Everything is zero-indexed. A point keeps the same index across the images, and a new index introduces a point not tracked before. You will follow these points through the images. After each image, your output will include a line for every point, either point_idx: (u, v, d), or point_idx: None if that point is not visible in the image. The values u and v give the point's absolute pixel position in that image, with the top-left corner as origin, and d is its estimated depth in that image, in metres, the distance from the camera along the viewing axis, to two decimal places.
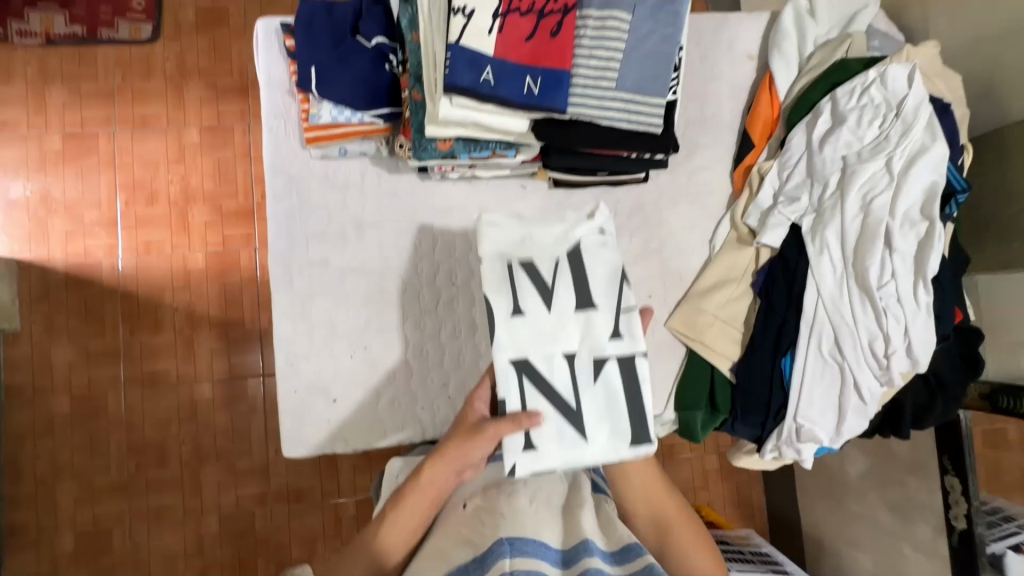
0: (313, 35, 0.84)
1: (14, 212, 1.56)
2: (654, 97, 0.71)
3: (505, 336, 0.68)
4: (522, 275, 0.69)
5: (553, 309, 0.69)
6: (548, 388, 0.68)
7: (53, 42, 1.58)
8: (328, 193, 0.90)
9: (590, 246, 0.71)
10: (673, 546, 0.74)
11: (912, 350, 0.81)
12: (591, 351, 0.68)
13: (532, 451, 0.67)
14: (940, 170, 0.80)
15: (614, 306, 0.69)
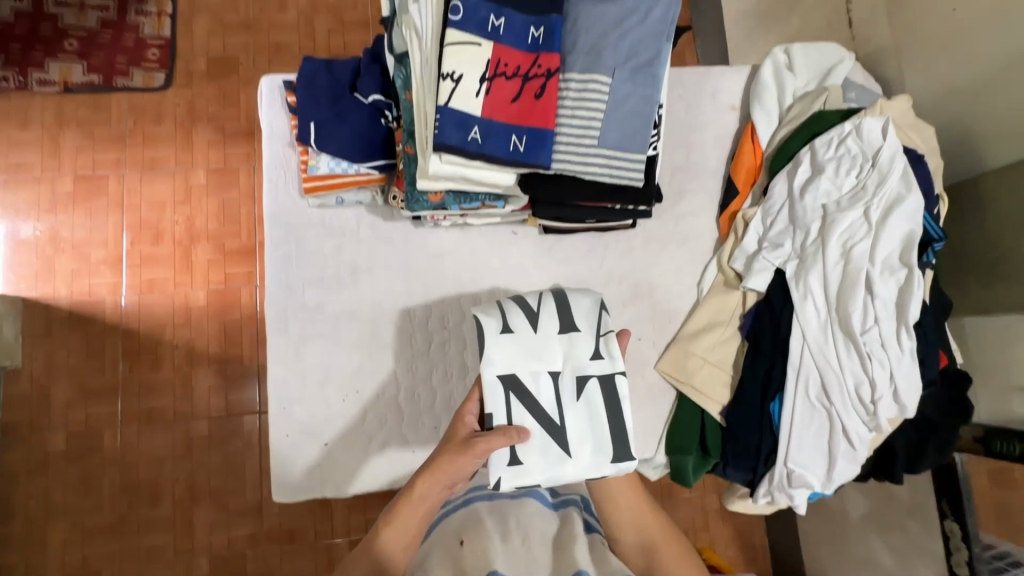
0: (314, 92, 0.90)
1: (23, 251, 1.60)
2: (635, 153, 0.74)
3: (494, 354, 0.74)
4: (511, 304, 0.77)
5: (539, 330, 0.76)
6: (532, 403, 0.73)
7: (70, 90, 1.66)
8: (324, 239, 0.94)
9: (573, 280, 0.80)
10: (662, 564, 0.76)
11: (899, 395, 0.81)
12: (574, 371, 0.75)
13: (517, 465, 0.71)
14: (916, 219, 0.82)
15: (594, 330, 0.76)
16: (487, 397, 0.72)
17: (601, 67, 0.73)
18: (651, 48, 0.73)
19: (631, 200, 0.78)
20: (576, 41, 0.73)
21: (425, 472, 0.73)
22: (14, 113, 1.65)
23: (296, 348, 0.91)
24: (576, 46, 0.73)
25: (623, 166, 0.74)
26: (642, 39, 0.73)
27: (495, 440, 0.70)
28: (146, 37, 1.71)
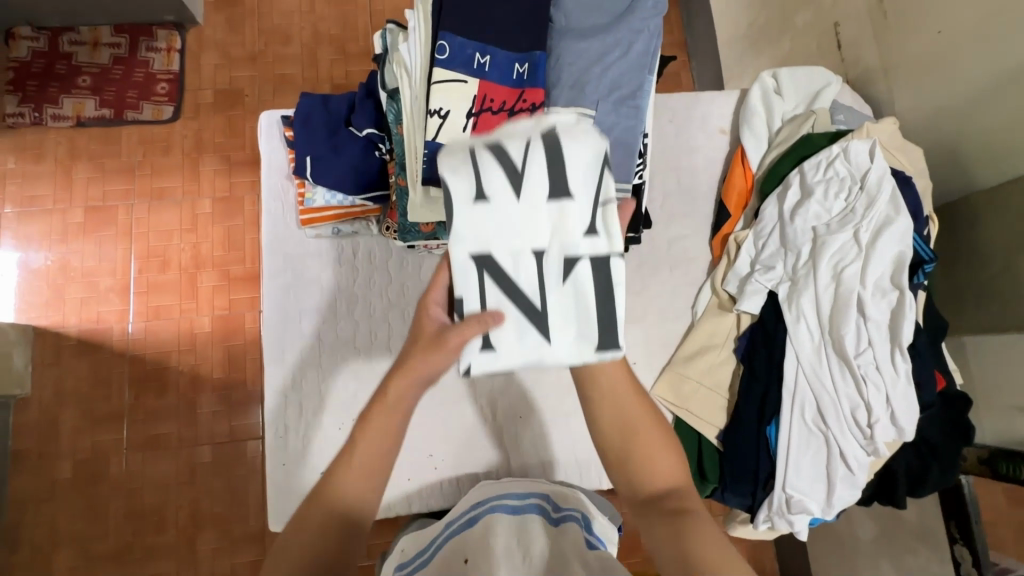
0: (310, 126, 0.93)
1: (35, 280, 1.64)
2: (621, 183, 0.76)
3: (464, 229, 0.61)
4: (488, 158, 0.60)
5: (521, 197, 0.60)
6: (508, 282, 0.62)
7: (83, 124, 1.72)
8: (322, 268, 0.96)
9: (569, 131, 0.60)
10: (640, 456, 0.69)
11: (896, 419, 0.80)
12: (561, 250, 0.62)
13: (491, 352, 0.63)
14: (905, 240, 0.83)
15: (592, 197, 0.61)
16: (456, 280, 0.62)
17: (585, 101, 0.75)
18: (632, 82, 0.75)
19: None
20: (560, 75, 0.74)
21: (396, 374, 0.66)
22: (29, 147, 1.71)
23: (295, 376, 0.92)
24: (560, 80, 0.74)
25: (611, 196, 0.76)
26: (624, 73, 0.75)
27: (466, 328, 0.62)
28: (155, 72, 1.77)
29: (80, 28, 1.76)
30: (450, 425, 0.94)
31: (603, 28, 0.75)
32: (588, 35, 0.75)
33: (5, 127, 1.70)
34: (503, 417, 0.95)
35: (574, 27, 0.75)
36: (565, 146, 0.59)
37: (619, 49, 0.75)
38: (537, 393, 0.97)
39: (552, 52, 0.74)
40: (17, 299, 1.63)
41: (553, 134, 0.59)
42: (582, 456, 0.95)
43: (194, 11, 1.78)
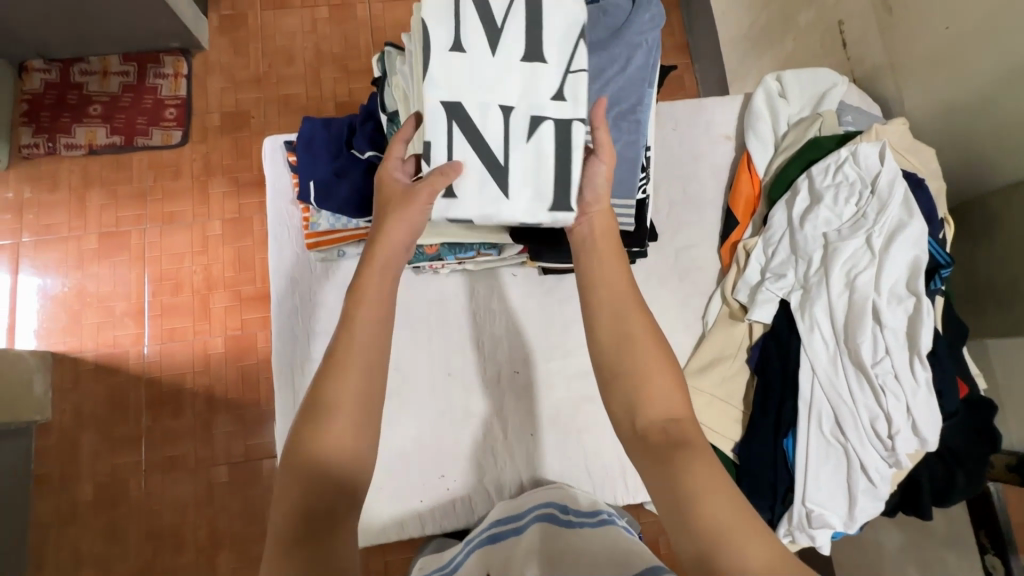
0: (312, 151, 0.93)
1: (53, 306, 1.67)
2: (621, 199, 0.76)
3: (439, 72, 0.65)
4: (470, 8, 0.66)
5: (497, 54, 0.66)
6: (475, 134, 0.66)
7: (95, 151, 1.76)
8: (328, 290, 0.96)
9: (550, 1, 0.68)
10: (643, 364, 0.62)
11: (918, 429, 0.78)
12: (527, 110, 0.66)
13: (452, 199, 0.66)
14: (920, 245, 0.80)
15: (563, 65, 0.67)
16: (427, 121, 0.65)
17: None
18: (630, 98, 0.75)
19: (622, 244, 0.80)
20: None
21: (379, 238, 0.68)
22: (44, 176, 1.74)
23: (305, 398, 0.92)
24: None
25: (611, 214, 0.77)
26: (623, 88, 0.74)
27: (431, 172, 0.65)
28: (164, 97, 1.80)
29: (90, 59, 1.80)
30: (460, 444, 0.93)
31: (600, 44, 0.74)
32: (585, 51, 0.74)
33: (20, 158, 1.74)
34: (513, 434, 0.94)
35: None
36: (544, 9, 0.67)
37: (617, 64, 0.74)
38: (547, 409, 0.95)
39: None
40: (35, 325, 1.66)
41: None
42: (597, 473, 0.94)
43: (199, 36, 1.80)
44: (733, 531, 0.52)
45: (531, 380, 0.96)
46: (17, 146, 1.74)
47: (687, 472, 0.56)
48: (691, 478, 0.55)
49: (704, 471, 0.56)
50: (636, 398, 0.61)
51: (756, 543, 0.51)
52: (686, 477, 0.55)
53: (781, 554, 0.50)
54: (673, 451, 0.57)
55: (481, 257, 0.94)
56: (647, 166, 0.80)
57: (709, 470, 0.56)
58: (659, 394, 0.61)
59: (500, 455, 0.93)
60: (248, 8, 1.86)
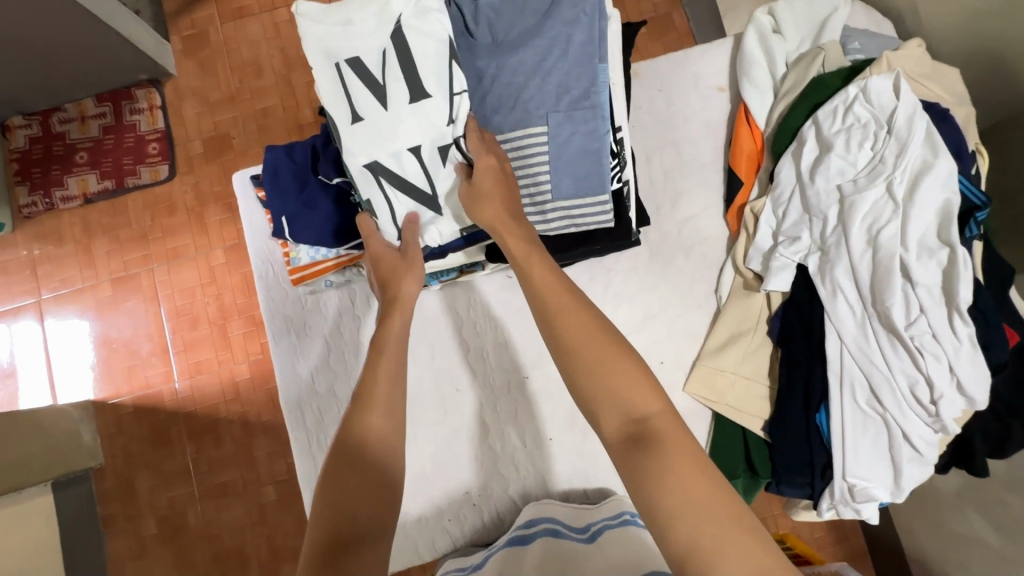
0: (280, 184, 0.89)
1: (75, 345, 1.57)
2: (592, 197, 0.78)
3: (352, 142, 0.75)
4: (350, 73, 0.74)
5: (389, 106, 0.74)
6: (399, 181, 0.76)
7: (91, 201, 1.60)
8: (324, 323, 0.93)
9: (410, 20, 0.73)
10: (574, 347, 0.62)
11: (964, 389, 0.71)
12: (428, 142, 0.75)
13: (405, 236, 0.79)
14: (950, 186, 0.71)
15: (446, 93, 0.74)
16: (358, 184, 0.76)
17: (534, 119, 0.77)
18: (584, 81, 0.76)
19: (604, 238, 0.82)
20: (502, 91, 0.76)
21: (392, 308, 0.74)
22: (48, 233, 1.60)
23: (320, 436, 0.91)
24: (502, 99, 0.77)
25: (588, 216, 0.79)
26: (569, 72, 0.76)
27: (404, 233, 0.78)
28: (144, 133, 1.62)
29: (65, 105, 1.62)
30: (479, 459, 0.91)
31: (532, 33, 0.76)
32: (519, 45, 0.76)
33: (22, 218, 1.61)
34: (530, 441, 0.91)
35: (504, 40, 0.76)
36: (409, 41, 0.73)
37: (555, 48, 0.76)
38: (563, 410, 0.92)
39: (481, 71, 0.77)
40: (73, 368, 1.57)
41: (397, 30, 0.73)
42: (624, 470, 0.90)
43: (164, 63, 1.59)
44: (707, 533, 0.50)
45: (540, 382, 0.92)
46: (16, 208, 1.61)
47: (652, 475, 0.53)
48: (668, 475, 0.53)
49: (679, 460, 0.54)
50: (600, 400, 0.60)
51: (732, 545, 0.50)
52: (657, 477, 0.53)
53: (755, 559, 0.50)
54: (633, 445, 0.56)
55: (465, 273, 0.92)
56: (619, 151, 0.81)
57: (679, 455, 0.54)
58: (630, 394, 0.59)
59: (519, 460, 0.91)
60: (208, 25, 1.63)
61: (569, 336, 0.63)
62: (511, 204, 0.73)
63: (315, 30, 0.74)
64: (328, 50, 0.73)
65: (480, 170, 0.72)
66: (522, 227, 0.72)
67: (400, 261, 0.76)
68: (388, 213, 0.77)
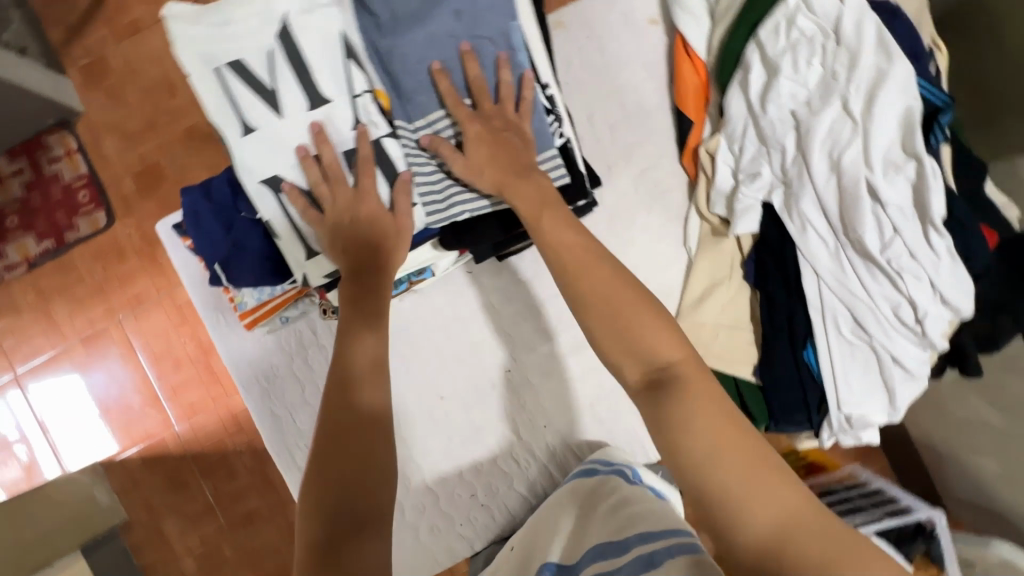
0: (203, 228, 0.81)
1: (66, 409, 1.46)
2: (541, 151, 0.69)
3: (249, 160, 0.66)
4: (234, 77, 0.64)
5: (285, 115, 0.65)
6: (296, 192, 0.66)
7: (36, 265, 1.49)
8: (290, 360, 0.89)
9: (298, 20, 0.64)
10: (610, 307, 0.57)
11: (948, 302, 0.68)
12: (338, 148, 0.66)
13: (317, 257, 0.69)
14: (910, 91, 0.66)
15: (348, 93, 0.66)
16: (255, 203, 0.66)
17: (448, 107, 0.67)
18: (495, 62, 0.67)
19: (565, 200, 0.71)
20: (402, 82, 0.66)
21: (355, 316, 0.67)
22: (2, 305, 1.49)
23: None
24: None
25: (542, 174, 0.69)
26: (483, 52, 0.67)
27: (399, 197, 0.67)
28: (70, 182, 1.49)
29: None
30: (479, 460, 0.90)
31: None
32: (424, 16, 0.65)
33: None
34: (525, 432, 0.89)
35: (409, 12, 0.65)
36: (298, 36, 0.64)
37: (464, 12, 0.66)
38: (555, 395, 0.90)
39: (389, 51, 0.66)
40: (66, 433, 1.46)
41: (283, 30, 0.64)
42: (624, 437, 0.90)
43: (68, 101, 1.44)
44: (747, 500, 0.47)
45: (523, 372, 0.90)
46: None
47: (686, 437, 0.50)
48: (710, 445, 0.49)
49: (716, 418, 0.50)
50: (626, 351, 0.56)
51: (783, 483, 0.48)
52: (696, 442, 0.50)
53: (773, 526, 0.45)
54: (665, 405, 0.52)
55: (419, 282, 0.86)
56: (552, 107, 0.70)
57: (711, 412, 0.51)
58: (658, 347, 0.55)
59: (519, 453, 0.90)
60: (102, 48, 1.46)
61: (588, 291, 0.58)
62: (519, 159, 0.65)
63: (191, 34, 0.63)
64: (206, 57, 0.64)
65: (477, 138, 0.65)
66: (530, 181, 0.64)
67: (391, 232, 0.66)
68: (294, 231, 0.68)
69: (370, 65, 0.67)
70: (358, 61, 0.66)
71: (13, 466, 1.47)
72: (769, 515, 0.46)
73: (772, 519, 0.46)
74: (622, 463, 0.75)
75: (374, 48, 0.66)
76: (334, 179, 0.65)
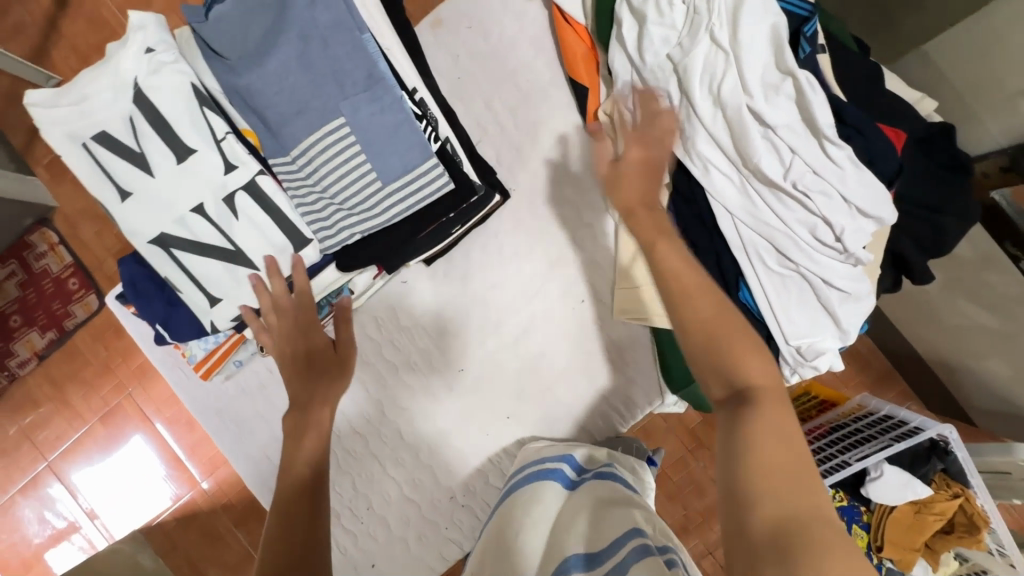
0: (141, 292, 0.84)
1: (99, 488, 1.39)
2: (420, 164, 0.64)
3: (131, 223, 0.64)
4: (103, 151, 0.63)
5: (154, 171, 0.63)
6: (189, 246, 0.65)
7: (45, 356, 1.40)
8: (253, 401, 0.92)
9: (148, 79, 0.63)
10: (703, 322, 0.58)
11: (868, 214, 0.66)
12: (217, 194, 0.64)
13: (220, 302, 0.67)
14: (771, 11, 0.66)
15: (211, 139, 0.63)
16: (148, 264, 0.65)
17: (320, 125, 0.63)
18: (350, 58, 0.62)
19: (451, 206, 0.67)
20: (265, 115, 0.63)
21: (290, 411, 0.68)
22: None
23: None
24: None
25: (425, 184, 0.64)
26: (337, 58, 0.62)
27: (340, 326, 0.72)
28: (58, 274, 1.39)
29: None
30: (453, 462, 0.90)
31: (274, 27, 0.62)
32: (269, 44, 0.62)
33: None
34: (489, 427, 0.90)
35: (250, 45, 0.62)
36: (150, 95, 0.63)
37: (309, 36, 0.62)
38: (514, 385, 0.89)
39: (246, 89, 0.62)
40: (123, 498, 1.39)
41: (136, 92, 0.63)
42: (588, 411, 0.89)
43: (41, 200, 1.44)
44: (776, 501, 0.47)
45: (477, 367, 0.90)
46: None
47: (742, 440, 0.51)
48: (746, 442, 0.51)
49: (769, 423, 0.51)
50: (705, 363, 0.57)
51: (815, 501, 0.47)
52: (738, 442, 0.51)
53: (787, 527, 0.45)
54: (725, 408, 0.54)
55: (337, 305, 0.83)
56: (423, 111, 0.67)
57: (766, 420, 0.52)
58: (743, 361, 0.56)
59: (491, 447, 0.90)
60: None
61: (686, 311, 0.58)
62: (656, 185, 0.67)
63: (59, 126, 0.64)
64: (73, 130, 0.63)
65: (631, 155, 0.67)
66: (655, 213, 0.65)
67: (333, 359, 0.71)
68: (193, 284, 0.66)
69: (231, 106, 0.65)
70: (216, 107, 0.65)
71: (84, 550, 1.38)
72: (786, 513, 0.46)
73: (783, 516, 0.46)
74: (559, 457, 0.78)
75: (230, 87, 0.63)
76: (244, 238, 0.65)
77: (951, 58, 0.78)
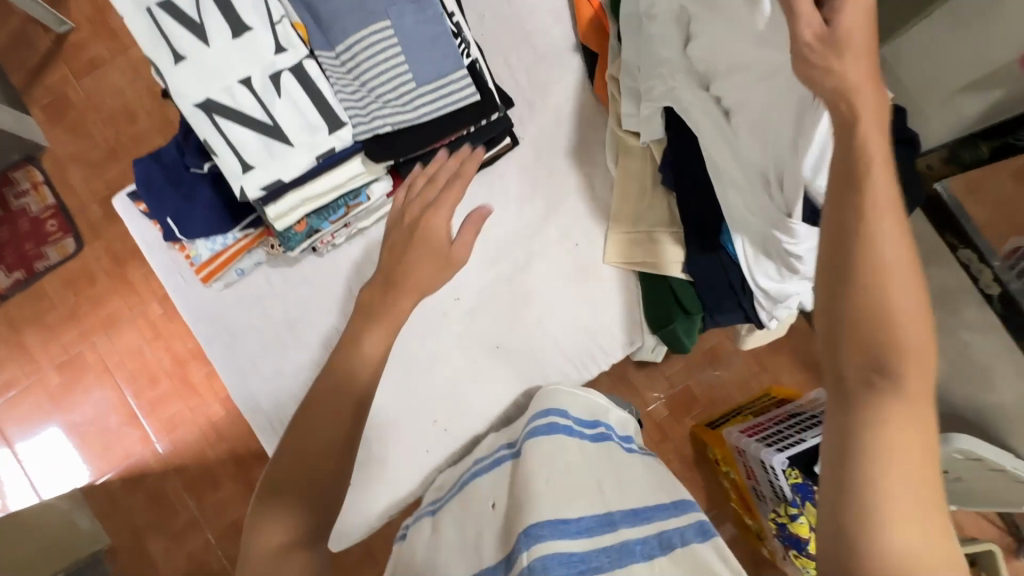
0: (155, 190, 0.88)
1: (37, 449, 1.33)
2: (453, 74, 0.73)
3: (181, 85, 0.70)
4: (166, 18, 0.68)
5: (210, 42, 0.70)
6: (234, 114, 0.71)
7: (7, 298, 1.35)
8: (249, 311, 0.93)
9: None
10: (880, 292, 0.47)
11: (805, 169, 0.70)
12: (266, 70, 0.71)
13: (253, 170, 0.72)
14: None
15: (268, 21, 0.71)
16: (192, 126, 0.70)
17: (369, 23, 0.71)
18: None
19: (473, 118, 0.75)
20: (320, 10, 0.72)
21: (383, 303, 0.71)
22: None
23: (278, 420, 0.91)
24: None
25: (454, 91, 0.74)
26: None
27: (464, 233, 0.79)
28: (38, 214, 1.38)
29: None
30: (440, 391, 0.93)
31: None
32: None
33: None
34: (479, 356, 0.94)
35: None
36: None
37: None
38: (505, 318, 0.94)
39: None
40: (58, 466, 1.33)
41: None
42: (574, 349, 0.95)
43: None
44: (902, 527, 0.43)
45: (473, 299, 0.94)
46: None
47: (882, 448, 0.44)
48: (881, 458, 0.44)
49: (912, 441, 0.45)
50: (860, 338, 0.47)
51: (934, 532, 0.43)
52: (871, 444, 0.45)
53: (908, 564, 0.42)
54: (861, 401, 0.46)
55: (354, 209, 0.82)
56: (459, 32, 0.75)
57: (908, 436, 0.45)
58: (909, 357, 0.46)
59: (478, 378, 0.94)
60: (65, 87, 1.40)
61: (869, 275, 0.47)
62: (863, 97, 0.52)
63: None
64: None
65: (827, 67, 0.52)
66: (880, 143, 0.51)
67: (442, 254, 0.75)
68: (230, 149, 0.71)
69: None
70: None
71: None
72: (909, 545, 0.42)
73: (909, 550, 0.42)
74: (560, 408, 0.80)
75: None
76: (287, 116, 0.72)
77: (910, 61, 0.91)
